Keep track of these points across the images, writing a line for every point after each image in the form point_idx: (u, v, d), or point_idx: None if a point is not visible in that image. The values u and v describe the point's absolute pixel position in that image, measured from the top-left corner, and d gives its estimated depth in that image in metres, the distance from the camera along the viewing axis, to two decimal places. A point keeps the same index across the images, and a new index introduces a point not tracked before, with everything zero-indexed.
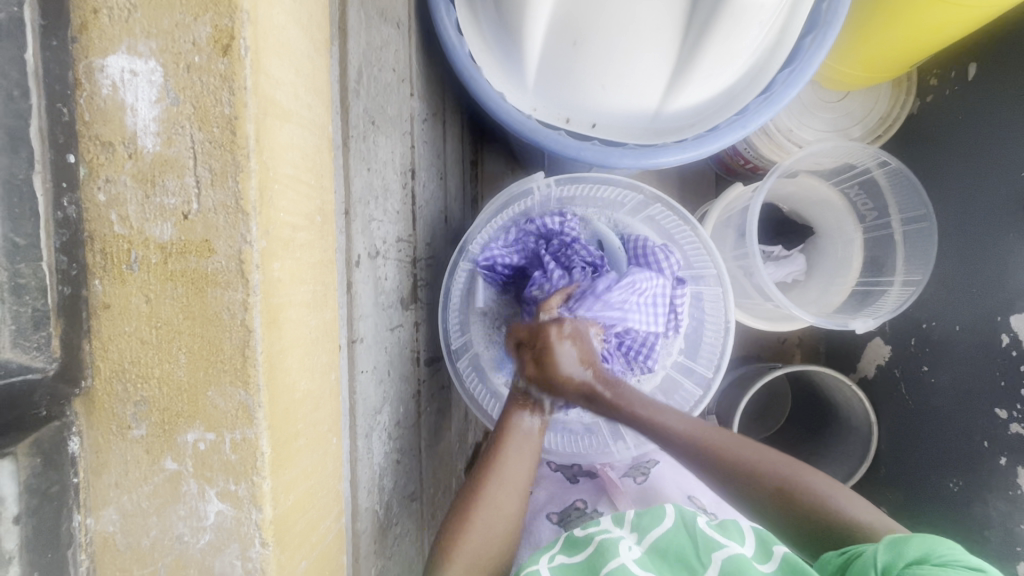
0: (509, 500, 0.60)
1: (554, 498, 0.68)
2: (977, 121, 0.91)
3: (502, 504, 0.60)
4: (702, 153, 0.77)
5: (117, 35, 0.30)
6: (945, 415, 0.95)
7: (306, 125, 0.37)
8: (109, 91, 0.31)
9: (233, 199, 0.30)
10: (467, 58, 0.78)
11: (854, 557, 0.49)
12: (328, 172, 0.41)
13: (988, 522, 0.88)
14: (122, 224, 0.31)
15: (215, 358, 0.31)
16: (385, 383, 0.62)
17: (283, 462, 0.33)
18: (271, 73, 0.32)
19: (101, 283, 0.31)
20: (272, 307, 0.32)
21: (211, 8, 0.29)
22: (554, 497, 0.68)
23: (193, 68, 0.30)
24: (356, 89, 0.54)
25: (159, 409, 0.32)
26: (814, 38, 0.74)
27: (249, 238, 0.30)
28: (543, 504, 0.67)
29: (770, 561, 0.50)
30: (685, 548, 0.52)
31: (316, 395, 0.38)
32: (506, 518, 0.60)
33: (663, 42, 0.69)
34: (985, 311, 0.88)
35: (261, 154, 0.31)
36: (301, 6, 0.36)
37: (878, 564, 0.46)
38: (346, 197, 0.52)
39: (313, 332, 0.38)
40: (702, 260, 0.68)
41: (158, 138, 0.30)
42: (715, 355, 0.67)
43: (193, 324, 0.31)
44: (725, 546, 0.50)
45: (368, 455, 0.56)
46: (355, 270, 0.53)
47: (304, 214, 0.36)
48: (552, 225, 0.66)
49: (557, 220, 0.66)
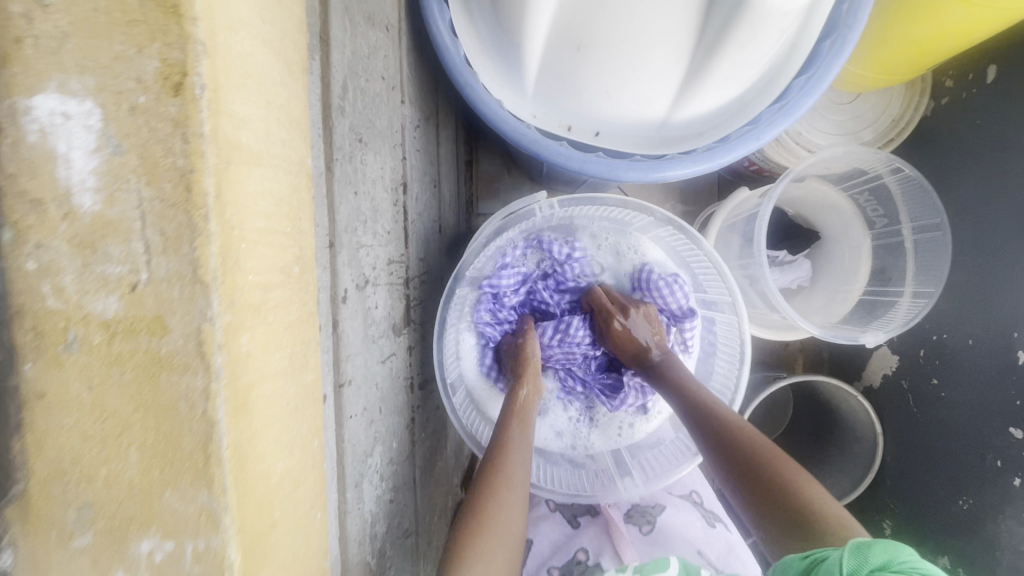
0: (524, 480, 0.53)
1: (556, 548, 0.64)
2: (997, 126, 0.87)
3: (521, 480, 0.53)
4: (713, 165, 0.72)
5: (46, 70, 0.25)
6: (958, 431, 0.91)
7: (279, 164, 0.32)
8: (38, 138, 0.25)
9: (190, 268, 0.25)
10: (461, 62, 0.71)
11: (817, 560, 0.42)
12: (307, 212, 0.36)
13: (999, 542, 0.84)
14: (58, 297, 0.26)
15: (172, 457, 0.26)
16: (376, 422, 0.57)
17: (256, 567, 0.28)
18: (234, 111, 0.27)
19: (32, 366, 0.26)
20: (240, 390, 0.27)
21: (159, 37, 0.24)
22: (556, 547, 0.64)
23: (139, 110, 0.25)
24: (341, 106, 0.48)
25: (107, 513, 0.27)
26: (834, 41, 0.69)
27: (210, 314, 0.25)
28: (544, 557, 0.64)
29: None
30: None
31: (295, 471, 0.33)
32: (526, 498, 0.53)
33: (674, 47, 0.64)
34: (1001, 326, 0.84)
35: (222, 212, 0.26)
36: (271, 24, 0.31)
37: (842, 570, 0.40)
38: (331, 228, 0.46)
39: (291, 402, 0.33)
40: (716, 285, 0.64)
41: (98, 195, 0.25)
42: (730, 385, 0.63)
43: (147, 415, 0.26)
44: None
45: (359, 506, 0.52)
46: (342, 307, 0.48)
47: (280, 268, 0.32)
48: (559, 253, 0.64)
49: (566, 249, 0.64)
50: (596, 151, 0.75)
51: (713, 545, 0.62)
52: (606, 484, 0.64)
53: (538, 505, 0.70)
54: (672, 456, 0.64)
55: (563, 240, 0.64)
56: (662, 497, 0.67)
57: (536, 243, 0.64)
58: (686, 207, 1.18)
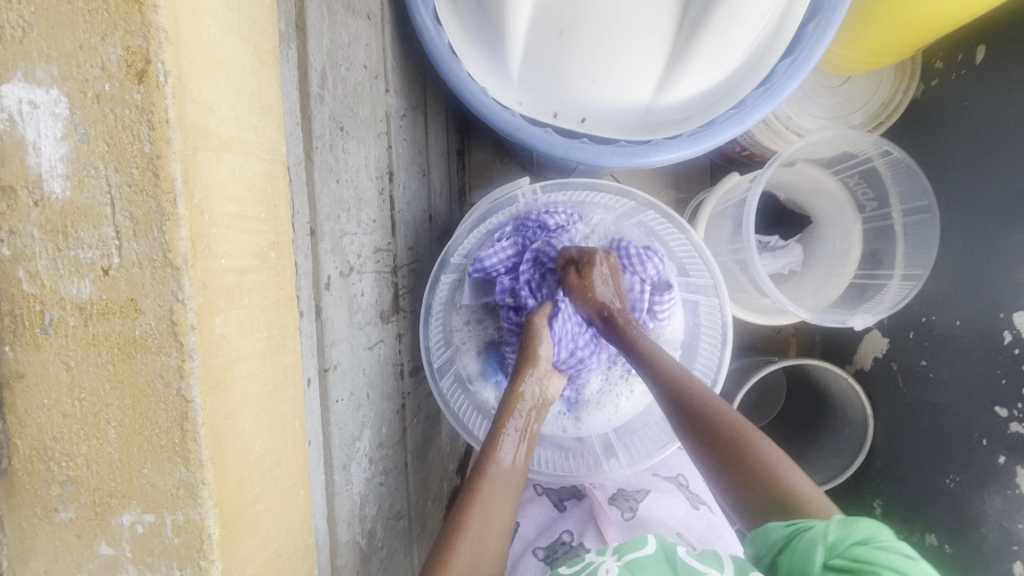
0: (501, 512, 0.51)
1: (543, 528, 0.69)
2: (982, 106, 0.86)
3: (493, 539, 0.49)
4: (697, 149, 0.72)
5: (12, 59, 0.25)
6: (946, 411, 0.91)
7: (251, 151, 0.32)
8: (7, 126, 0.26)
9: (161, 251, 0.26)
10: (446, 51, 0.71)
11: (801, 529, 0.45)
12: (283, 199, 0.36)
13: (985, 518, 0.85)
14: (31, 281, 0.26)
15: (150, 434, 0.27)
16: (364, 407, 0.58)
17: (236, 537, 0.30)
18: (201, 97, 0.27)
19: (13, 349, 0.27)
20: (215, 370, 0.28)
21: (121, 25, 0.25)
22: (541, 529, 0.69)
23: (104, 98, 0.25)
24: (320, 94, 0.48)
25: (89, 489, 0.28)
26: (817, 24, 0.69)
27: (181, 295, 0.26)
28: (530, 540, 0.68)
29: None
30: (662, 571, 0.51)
31: (276, 450, 0.34)
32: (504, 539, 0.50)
33: (656, 32, 0.64)
34: (988, 306, 0.84)
35: (191, 197, 0.26)
36: (239, 11, 0.31)
37: (826, 538, 0.42)
38: (311, 216, 0.47)
39: (270, 384, 0.34)
40: (698, 268, 0.65)
41: (67, 182, 0.26)
42: (712, 369, 0.63)
43: (122, 395, 0.27)
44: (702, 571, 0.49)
45: (347, 488, 0.53)
46: (326, 294, 0.49)
47: (254, 252, 0.32)
48: (551, 223, 0.63)
49: (565, 218, 0.64)
50: (582, 137, 0.75)
51: (697, 524, 0.66)
52: (591, 465, 0.66)
53: (526, 487, 0.75)
54: (658, 436, 0.65)
55: (558, 210, 0.64)
56: (648, 482, 0.71)
57: (522, 222, 0.64)
58: (677, 193, 1.18)
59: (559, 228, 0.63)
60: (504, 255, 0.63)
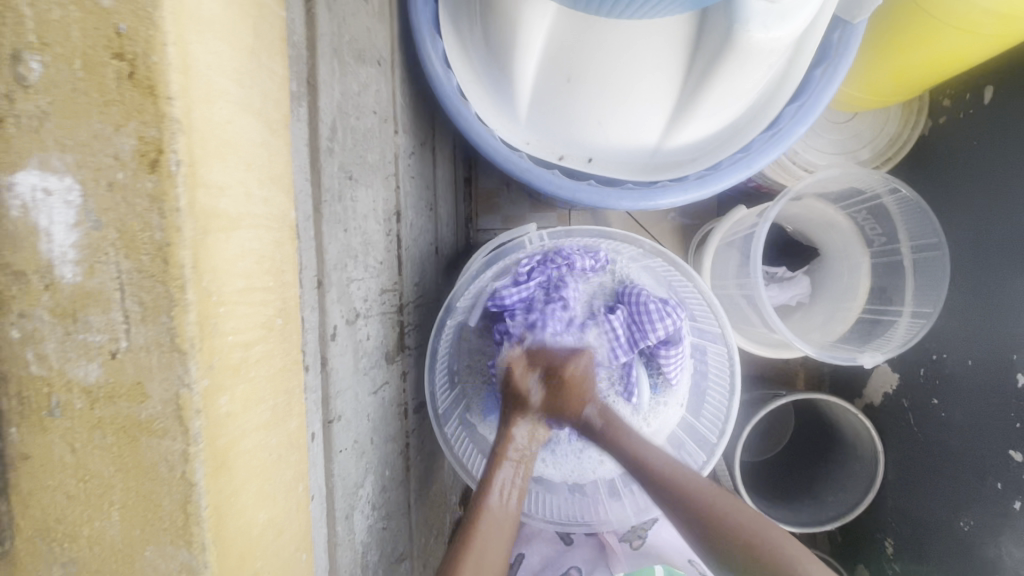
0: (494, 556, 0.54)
1: (547, 563, 0.69)
2: (990, 146, 0.86)
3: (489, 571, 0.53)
4: (705, 192, 0.71)
5: (28, 147, 0.25)
6: (958, 451, 0.89)
7: (261, 221, 0.33)
8: (19, 213, 0.26)
9: (168, 336, 0.26)
10: (455, 93, 0.71)
11: None
12: (292, 263, 0.37)
13: (998, 564, 0.82)
14: (40, 363, 0.26)
15: (153, 517, 0.27)
16: (368, 453, 0.58)
17: None
18: (213, 180, 0.27)
19: (19, 431, 0.27)
20: (221, 449, 0.28)
21: (135, 116, 0.25)
22: (547, 563, 0.69)
23: (116, 186, 0.25)
24: (329, 147, 0.48)
25: (92, 570, 0.27)
26: (825, 69, 0.69)
27: (188, 380, 0.26)
28: (536, 571, 0.68)
29: None
30: None
31: (278, 519, 0.34)
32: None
33: (660, 79, 0.65)
34: (1000, 348, 0.82)
35: (200, 281, 0.26)
36: (252, 87, 0.32)
37: None
38: (320, 268, 0.47)
39: (274, 453, 0.34)
40: (707, 317, 0.65)
41: (78, 267, 0.26)
42: (720, 418, 0.64)
43: (127, 477, 0.27)
44: None
45: (350, 537, 0.53)
46: (332, 344, 0.49)
47: (261, 322, 0.32)
48: (580, 264, 0.64)
49: (590, 263, 0.65)
50: (589, 179, 0.74)
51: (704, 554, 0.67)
52: (595, 511, 0.66)
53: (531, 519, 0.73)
54: None
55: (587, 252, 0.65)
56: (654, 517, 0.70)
57: (546, 257, 0.65)
58: (685, 223, 1.17)
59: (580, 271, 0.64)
60: (517, 291, 0.63)
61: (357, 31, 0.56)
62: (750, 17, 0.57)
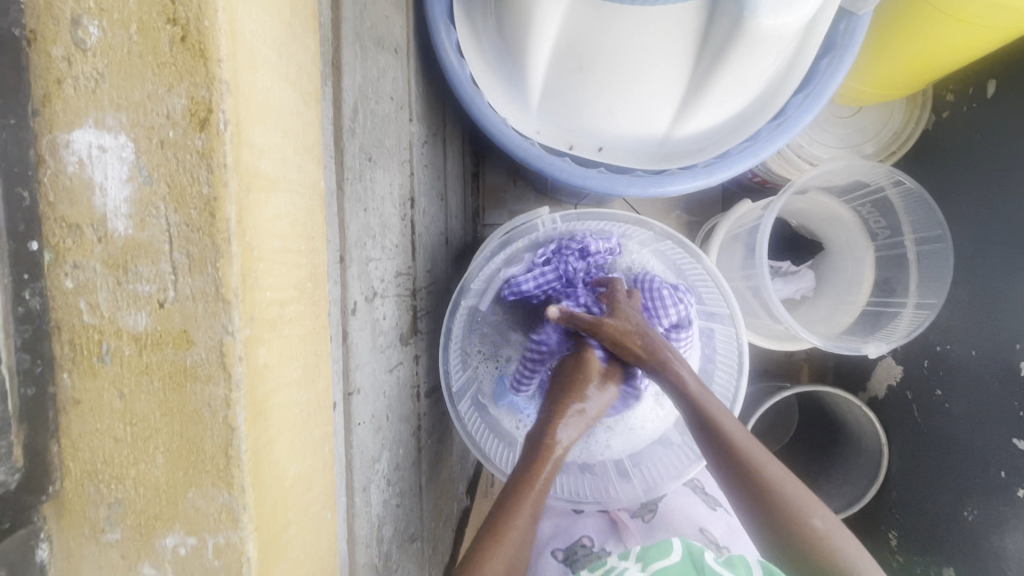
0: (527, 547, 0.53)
1: (559, 532, 0.68)
2: (994, 138, 0.86)
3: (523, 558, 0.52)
4: (713, 180, 0.73)
5: (84, 107, 0.27)
6: (961, 440, 0.89)
7: (295, 188, 0.34)
8: (75, 169, 0.27)
9: (213, 286, 0.27)
10: (468, 82, 0.72)
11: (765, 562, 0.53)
12: (321, 232, 0.38)
13: (1003, 553, 0.82)
14: (92, 312, 0.28)
15: (196, 459, 0.28)
16: (383, 429, 0.59)
17: (271, 560, 0.31)
18: (254, 142, 0.29)
19: (69, 377, 0.28)
20: (258, 397, 0.29)
21: (186, 78, 0.26)
22: (558, 532, 0.68)
23: (168, 144, 0.27)
24: (351, 128, 0.50)
25: (137, 511, 0.29)
26: (831, 60, 0.71)
27: (231, 328, 0.27)
28: (546, 540, 0.68)
29: None
30: None
31: (307, 475, 0.35)
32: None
33: (671, 67, 0.66)
34: (1004, 338, 0.82)
35: (243, 236, 0.28)
36: (289, 60, 0.33)
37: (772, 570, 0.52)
38: (341, 244, 0.49)
39: (304, 410, 0.35)
40: (715, 299, 0.67)
41: (130, 221, 0.27)
42: (728, 397, 0.66)
43: (172, 421, 0.28)
44: None
45: (366, 509, 0.54)
46: (352, 319, 0.50)
47: (294, 284, 0.34)
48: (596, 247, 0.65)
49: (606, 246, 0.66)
50: (599, 167, 0.76)
51: (716, 524, 0.66)
52: (605, 490, 0.67)
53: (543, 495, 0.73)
54: (675, 461, 0.66)
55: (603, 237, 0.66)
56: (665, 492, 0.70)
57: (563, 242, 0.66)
58: (691, 217, 1.18)
59: (599, 255, 0.65)
60: (538, 278, 0.64)
61: (376, 18, 0.58)
62: (758, 3, 0.60)
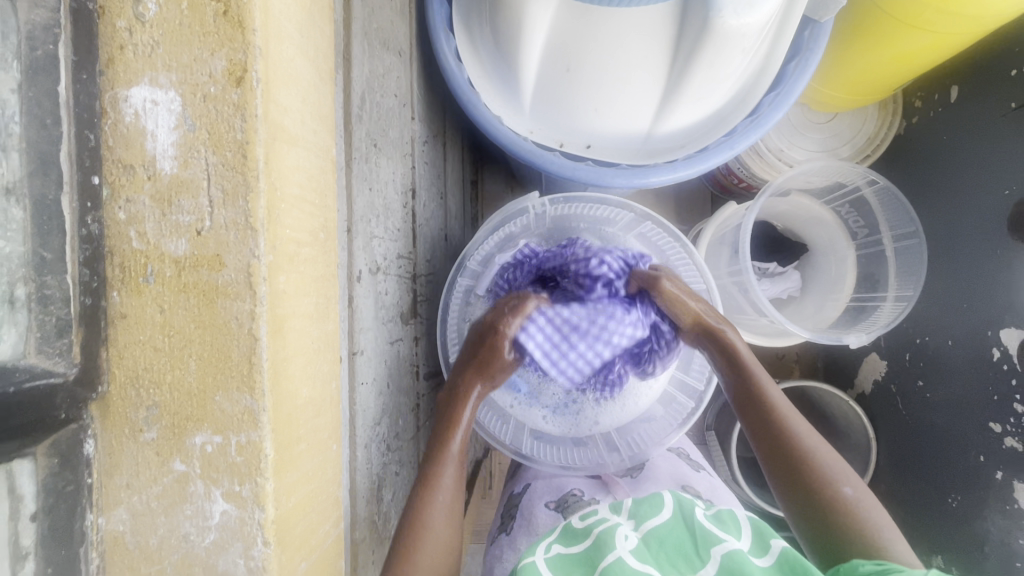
0: (446, 516, 0.59)
1: (551, 489, 0.72)
2: (959, 138, 0.91)
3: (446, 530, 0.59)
4: (693, 172, 0.79)
5: (141, 68, 0.33)
6: (942, 429, 0.91)
7: (311, 149, 0.39)
8: (131, 119, 0.33)
9: (243, 216, 0.32)
10: (466, 85, 0.80)
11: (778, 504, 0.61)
12: (332, 193, 0.43)
13: (986, 536, 0.84)
14: (140, 240, 0.33)
15: (225, 366, 0.33)
16: (384, 395, 0.64)
17: (285, 465, 0.35)
18: (280, 101, 0.34)
19: (118, 295, 0.34)
20: (278, 317, 0.34)
21: (227, 44, 0.32)
22: (550, 488, 0.72)
23: (209, 98, 0.32)
24: (358, 114, 0.56)
25: (170, 413, 0.34)
26: (797, 63, 0.78)
27: (257, 252, 0.32)
28: (539, 496, 0.71)
29: (767, 553, 0.52)
30: (681, 539, 0.54)
31: (316, 402, 0.39)
32: (449, 539, 0.59)
33: (649, 68, 0.72)
34: (977, 324, 0.86)
35: (270, 176, 0.33)
36: (309, 41, 0.39)
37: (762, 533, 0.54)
38: (348, 215, 0.54)
39: (316, 343, 0.39)
40: (693, 276, 0.73)
41: (175, 161, 0.33)
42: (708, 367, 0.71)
43: (204, 332, 0.33)
44: (724, 541, 0.52)
45: (367, 465, 0.58)
46: (357, 285, 0.55)
47: (308, 230, 0.38)
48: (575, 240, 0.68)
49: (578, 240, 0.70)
50: (587, 162, 0.81)
51: (699, 481, 0.70)
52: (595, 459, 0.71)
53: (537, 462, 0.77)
54: (659, 431, 0.71)
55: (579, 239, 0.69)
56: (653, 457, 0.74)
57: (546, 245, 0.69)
58: (679, 220, 1.23)
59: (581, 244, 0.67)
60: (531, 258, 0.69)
61: (382, 22, 0.65)
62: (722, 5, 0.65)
